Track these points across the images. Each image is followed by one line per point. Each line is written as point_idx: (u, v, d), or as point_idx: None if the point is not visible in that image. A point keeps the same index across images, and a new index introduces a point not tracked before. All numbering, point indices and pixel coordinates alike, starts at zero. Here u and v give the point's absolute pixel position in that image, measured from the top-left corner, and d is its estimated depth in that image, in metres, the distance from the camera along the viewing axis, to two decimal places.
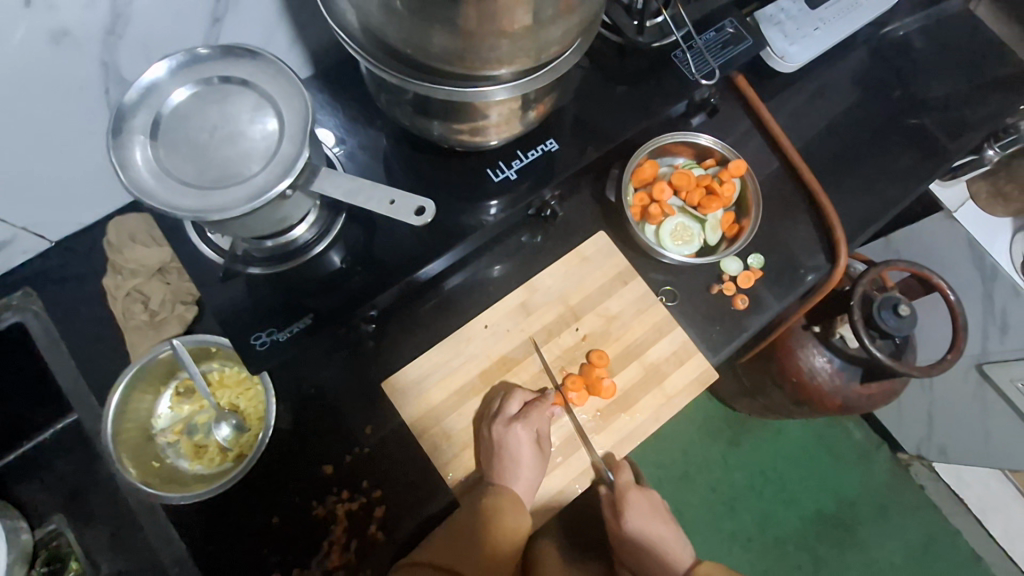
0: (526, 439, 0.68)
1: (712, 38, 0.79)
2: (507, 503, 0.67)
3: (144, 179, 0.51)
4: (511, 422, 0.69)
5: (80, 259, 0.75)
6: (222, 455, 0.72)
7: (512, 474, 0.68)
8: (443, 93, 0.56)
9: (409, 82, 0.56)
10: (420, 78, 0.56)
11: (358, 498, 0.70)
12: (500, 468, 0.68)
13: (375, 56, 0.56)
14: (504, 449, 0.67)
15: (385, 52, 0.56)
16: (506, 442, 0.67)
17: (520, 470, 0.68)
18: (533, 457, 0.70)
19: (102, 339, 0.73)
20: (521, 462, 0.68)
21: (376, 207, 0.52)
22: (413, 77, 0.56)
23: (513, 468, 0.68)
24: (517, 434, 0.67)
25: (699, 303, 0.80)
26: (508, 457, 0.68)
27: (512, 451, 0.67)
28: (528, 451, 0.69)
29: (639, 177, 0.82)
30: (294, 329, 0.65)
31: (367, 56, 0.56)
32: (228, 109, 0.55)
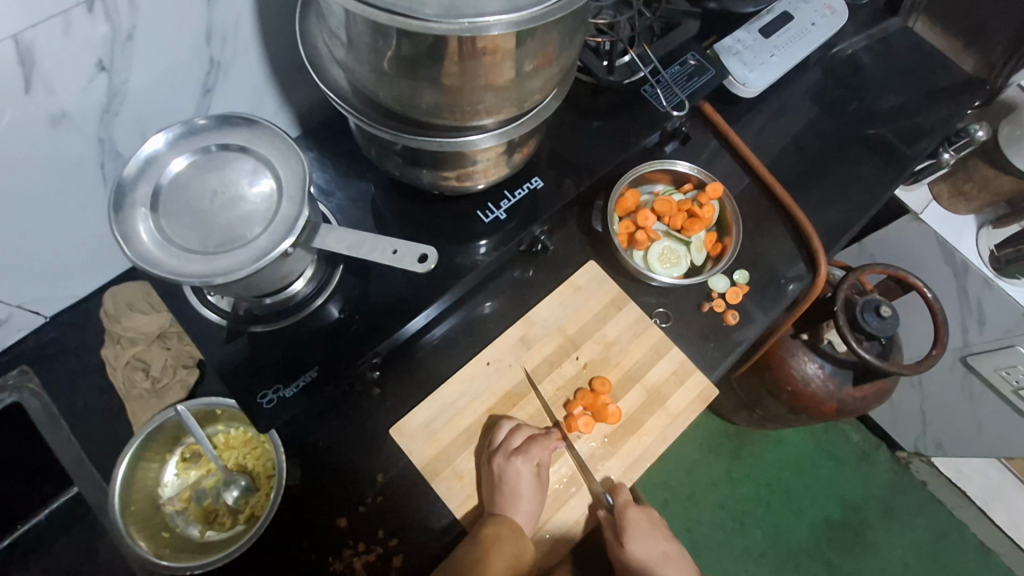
0: (528, 470, 0.68)
1: (678, 71, 0.84)
2: (505, 531, 0.66)
3: (148, 249, 0.52)
4: (512, 456, 0.68)
5: (75, 332, 0.74)
6: (233, 518, 0.71)
7: (512, 506, 0.67)
8: (432, 144, 0.59)
9: (402, 136, 0.59)
10: (411, 131, 0.59)
11: (374, 549, 0.69)
12: (505, 501, 0.67)
13: (368, 115, 0.59)
14: (504, 483, 0.67)
15: (376, 110, 0.59)
16: (505, 476, 0.67)
17: (520, 501, 0.68)
18: (535, 490, 0.69)
19: (103, 409, 0.72)
20: (522, 492, 0.68)
21: (379, 256, 0.54)
22: (404, 132, 0.59)
23: (513, 501, 0.67)
24: (516, 468, 0.67)
25: (692, 322, 0.82)
26: (509, 490, 0.67)
27: (512, 485, 0.67)
28: (528, 484, 0.69)
29: (622, 207, 0.84)
30: (300, 383, 0.65)
31: (358, 114, 0.59)
32: (227, 176, 0.57)
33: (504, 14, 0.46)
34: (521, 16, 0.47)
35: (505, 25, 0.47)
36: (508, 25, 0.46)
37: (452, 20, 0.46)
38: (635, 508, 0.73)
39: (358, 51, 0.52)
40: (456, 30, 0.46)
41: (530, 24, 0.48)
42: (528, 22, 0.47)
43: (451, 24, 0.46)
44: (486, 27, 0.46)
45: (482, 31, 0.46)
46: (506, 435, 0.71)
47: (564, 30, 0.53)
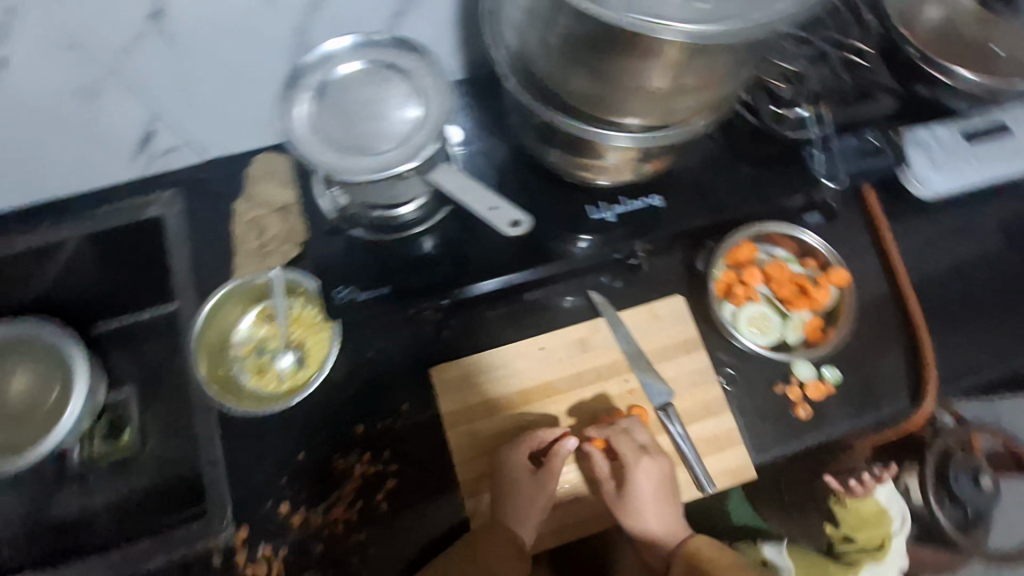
0: (526, 461, 0.70)
1: (852, 145, 0.78)
2: (500, 539, 0.67)
3: (298, 128, 0.59)
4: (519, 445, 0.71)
5: (220, 179, 0.85)
6: (277, 383, 0.76)
7: (509, 506, 0.68)
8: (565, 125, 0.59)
9: (542, 109, 0.58)
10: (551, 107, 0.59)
11: (375, 465, 0.73)
12: (505, 496, 0.68)
13: (521, 79, 0.60)
14: (504, 474, 0.69)
15: (526, 76, 0.60)
16: (505, 466, 0.69)
17: (518, 500, 0.68)
18: (536, 486, 0.69)
19: (216, 250, 0.82)
20: (521, 492, 0.68)
21: (478, 206, 0.57)
22: (547, 106, 0.59)
23: (511, 501, 0.68)
24: (513, 460, 0.70)
25: (756, 397, 0.77)
26: (507, 484, 0.69)
27: (511, 474, 0.69)
28: (528, 481, 0.69)
29: (733, 256, 0.79)
30: (374, 294, 0.71)
31: (514, 79, 0.59)
32: (382, 91, 0.62)
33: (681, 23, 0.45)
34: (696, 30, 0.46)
35: (679, 33, 0.45)
36: (681, 34, 0.45)
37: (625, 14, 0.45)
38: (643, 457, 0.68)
39: (533, 19, 0.54)
40: (626, 25, 0.45)
41: (703, 41, 0.46)
42: (701, 38, 0.46)
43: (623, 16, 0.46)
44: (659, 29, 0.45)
45: (654, 33, 0.45)
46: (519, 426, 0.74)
47: (736, 56, 0.51)
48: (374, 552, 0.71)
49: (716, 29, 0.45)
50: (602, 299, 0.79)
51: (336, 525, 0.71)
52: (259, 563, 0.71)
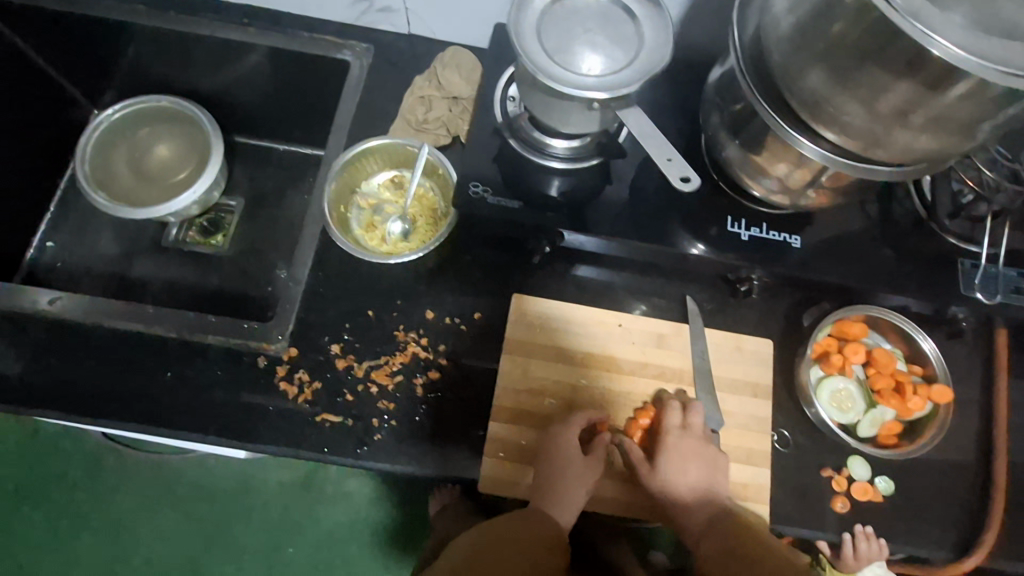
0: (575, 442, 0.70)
1: (1011, 277, 0.75)
2: (539, 518, 0.68)
3: (523, 21, 0.63)
4: (570, 427, 0.70)
5: (411, 54, 0.90)
6: (380, 242, 0.79)
7: (553, 488, 0.68)
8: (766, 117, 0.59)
9: (752, 93, 0.59)
10: (764, 97, 0.59)
11: (428, 352, 0.76)
12: (546, 473, 0.69)
13: (746, 59, 0.60)
14: (553, 454, 0.69)
15: (753, 59, 0.59)
16: (554, 446, 0.70)
17: (564, 483, 0.68)
18: (579, 469, 0.69)
19: (380, 111, 0.88)
20: (567, 473, 0.69)
21: (656, 153, 0.56)
22: (758, 92, 0.59)
23: (556, 481, 0.68)
24: (564, 441, 0.70)
25: (804, 471, 0.74)
26: (554, 465, 0.69)
27: (559, 456, 0.69)
28: (575, 469, 0.69)
29: (843, 328, 0.77)
30: (502, 202, 0.74)
31: (740, 58, 0.60)
32: (609, 25, 0.64)
33: (954, 42, 0.44)
34: (970, 58, 0.44)
35: (945, 52, 0.44)
36: (946, 52, 0.44)
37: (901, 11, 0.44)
38: (675, 434, 0.71)
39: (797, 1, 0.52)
40: (904, 26, 0.44)
41: (969, 71, 0.44)
42: (969, 67, 0.44)
43: (905, 17, 0.44)
44: (927, 40, 0.44)
45: (920, 41, 0.44)
46: (573, 392, 0.75)
47: (981, 115, 0.50)
48: (394, 426, 0.72)
49: (986, 62, 0.43)
50: (694, 308, 0.79)
51: (370, 386, 0.73)
52: (292, 384, 0.73)
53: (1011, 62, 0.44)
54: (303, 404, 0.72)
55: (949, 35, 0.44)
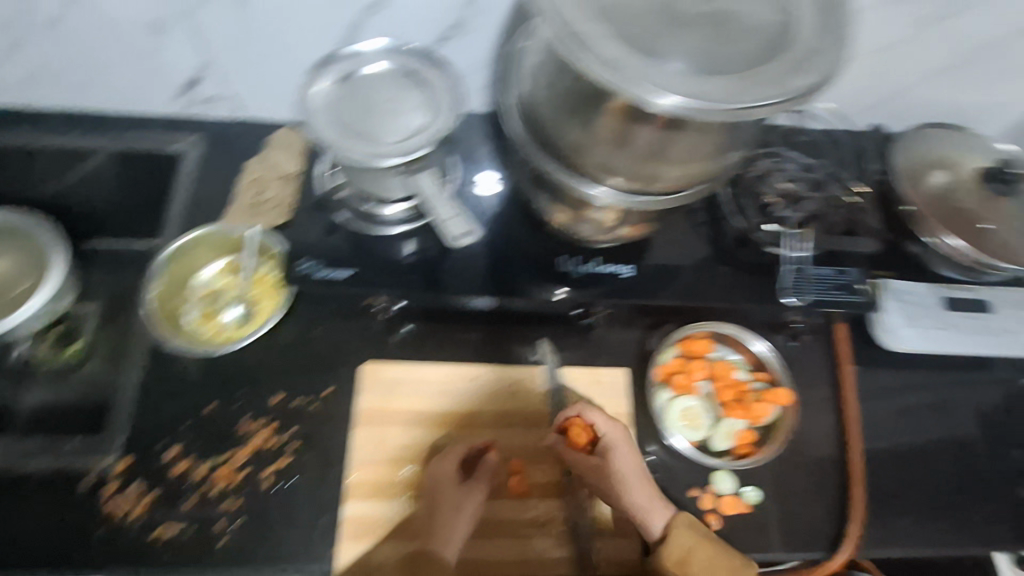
0: (450, 474, 0.70)
1: (827, 276, 0.79)
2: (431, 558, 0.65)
3: (313, 103, 0.64)
4: (441, 462, 0.71)
5: (248, 138, 0.91)
6: (216, 332, 0.77)
7: (439, 522, 0.67)
8: (546, 167, 0.60)
9: (531, 150, 0.60)
10: (545, 151, 0.59)
11: (274, 439, 0.72)
12: (433, 518, 0.67)
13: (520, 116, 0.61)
14: (433, 493, 0.69)
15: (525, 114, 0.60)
16: (432, 482, 0.70)
17: (453, 515, 0.67)
18: (470, 498, 0.69)
19: (217, 196, 0.87)
20: (450, 504, 0.68)
21: (439, 212, 0.64)
22: (537, 148, 0.60)
23: (439, 514, 0.67)
24: (440, 472, 0.70)
25: (673, 495, 0.74)
26: (435, 499, 0.68)
27: (437, 489, 0.69)
28: (467, 499, 0.69)
29: (687, 346, 0.80)
30: (331, 274, 0.73)
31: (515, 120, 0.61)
32: (401, 93, 0.67)
33: (671, 97, 0.44)
34: (688, 102, 0.44)
35: (668, 104, 0.44)
36: (668, 107, 0.44)
37: (612, 71, 0.44)
38: (602, 423, 0.71)
39: (545, 65, 0.57)
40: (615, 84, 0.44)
41: (691, 114, 0.45)
42: (687, 109, 0.44)
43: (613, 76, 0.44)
44: (648, 99, 0.44)
45: (643, 101, 0.44)
46: (433, 448, 0.74)
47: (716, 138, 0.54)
48: (240, 526, 0.67)
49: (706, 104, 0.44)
50: (549, 348, 0.79)
51: (212, 487, 0.69)
52: (122, 500, 0.68)
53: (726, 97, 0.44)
54: (137, 520, 0.67)
55: (665, 90, 0.44)
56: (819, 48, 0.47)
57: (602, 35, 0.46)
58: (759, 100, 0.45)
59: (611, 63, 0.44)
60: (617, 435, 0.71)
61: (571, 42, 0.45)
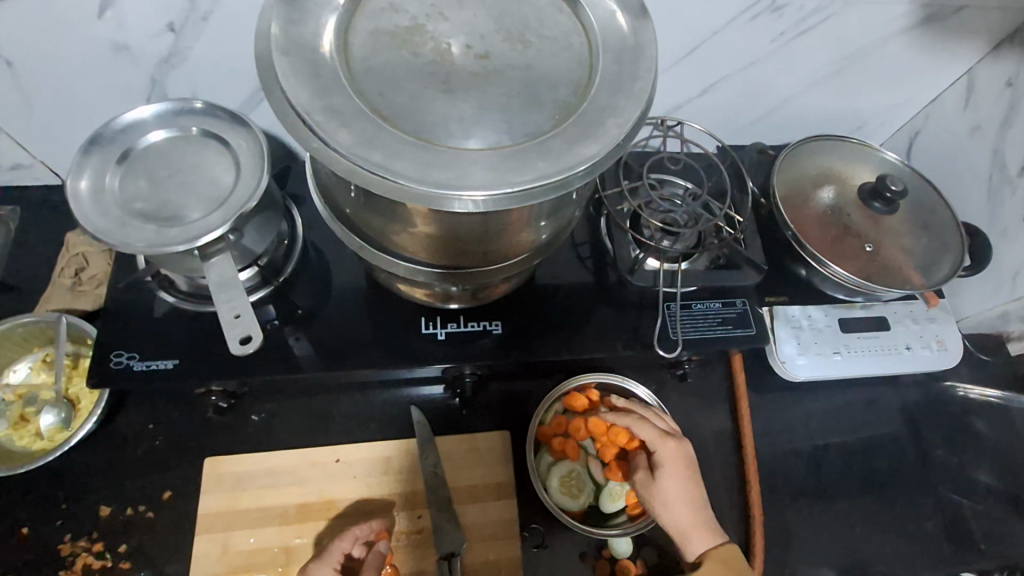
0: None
1: (713, 309, 0.74)
2: None
3: (83, 195, 0.55)
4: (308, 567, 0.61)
5: (73, 203, 0.80)
6: (34, 440, 0.67)
7: None
8: (358, 245, 0.54)
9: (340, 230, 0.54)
10: (351, 230, 0.53)
11: (105, 559, 0.63)
12: None
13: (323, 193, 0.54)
14: None
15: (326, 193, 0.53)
16: None
17: None
18: None
19: (37, 276, 0.76)
20: None
21: (222, 310, 0.52)
22: (347, 229, 0.53)
23: None
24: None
25: (562, 568, 0.68)
26: None
27: None
28: None
29: (570, 402, 0.71)
30: (152, 365, 0.64)
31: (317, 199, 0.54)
32: (197, 163, 0.59)
33: (468, 189, 0.37)
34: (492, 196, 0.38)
35: (473, 201, 0.38)
36: (474, 205, 0.37)
37: (375, 167, 0.37)
38: (669, 441, 0.64)
39: None
40: (404, 189, 0.37)
41: (501, 207, 0.39)
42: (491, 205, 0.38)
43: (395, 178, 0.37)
44: (444, 199, 0.37)
45: (441, 204, 0.38)
46: (290, 552, 0.65)
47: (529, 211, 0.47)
48: None
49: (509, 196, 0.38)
50: (421, 416, 0.72)
51: None
52: None
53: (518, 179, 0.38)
54: None
55: (464, 184, 0.37)
56: (614, 106, 0.41)
57: (354, 120, 0.38)
58: (552, 176, 0.38)
59: (368, 159, 0.37)
60: (670, 457, 0.63)
61: (322, 141, 0.38)
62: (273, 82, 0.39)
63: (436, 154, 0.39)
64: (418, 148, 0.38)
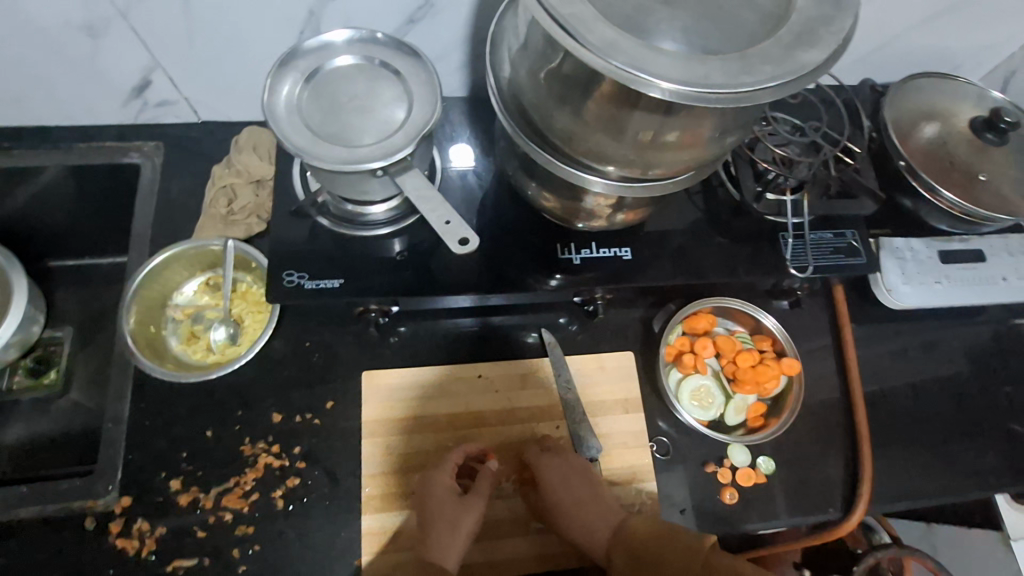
0: (449, 485, 0.68)
1: (826, 239, 0.78)
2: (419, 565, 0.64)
3: (278, 107, 0.59)
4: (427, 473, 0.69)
5: (210, 140, 0.85)
6: (206, 353, 0.73)
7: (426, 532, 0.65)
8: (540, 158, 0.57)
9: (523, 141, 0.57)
10: (534, 142, 0.57)
11: (281, 459, 0.69)
12: (422, 526, 0.66)
13: (504, 110, 0.57)
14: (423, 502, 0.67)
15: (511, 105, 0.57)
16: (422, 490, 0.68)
17: (438, 522, 0.65)
18: (462, 505, 0.67)
19: (185, 208, 0.81)
20: (437, 511, 0.66)
21: (434, 217, 0.57)
22: (531, 142, 0.57)
23: (427, 523, 0.65)
24: (428, 481, 0.68)
25: (688, 473, 0.75)
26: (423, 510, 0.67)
27: (426, 500, 0.67)
28: (453, 506, 0.67)
29: (691, 324, 0.79)
30: (321, 284, 0.69)
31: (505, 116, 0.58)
32: (374, 90, 0.63)
33: (667, 79, 0.41)
34: (688, 91, 0.42)
35: (665, 90, 0.41)
36: (667, 92, 0.41)
37: (609, 58, 0.41)
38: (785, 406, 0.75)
39: (528, 49, 0.53)
40: (612, 72, 0.41)
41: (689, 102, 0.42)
42: (685, 98, 0.42)
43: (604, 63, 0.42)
44: (643, 83, 0.41)
45: (637, 87, 0.41)
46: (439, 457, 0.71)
47: (715, 122, 0.51)
48: (257, 551, 0.66)
49: (706, 90, 0.41)
50: (550, 338, 0.78)
51: (222, 515, 0.67)
52: (130, 538, 0.65)
53: (725, 79, 0.42)
54: (148, 558, 0.65)
55: (662, 74, 0.41)
56: (827, 16, 0.44)
57: (594, 23, 0.42)
58: (755, 84, 0.42)
59: (597, 47, 0.41)
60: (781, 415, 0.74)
61: (561, 28, 0.42)
62: None
63: (649, 49, 0.42)
64: (635, 43, 0.42)
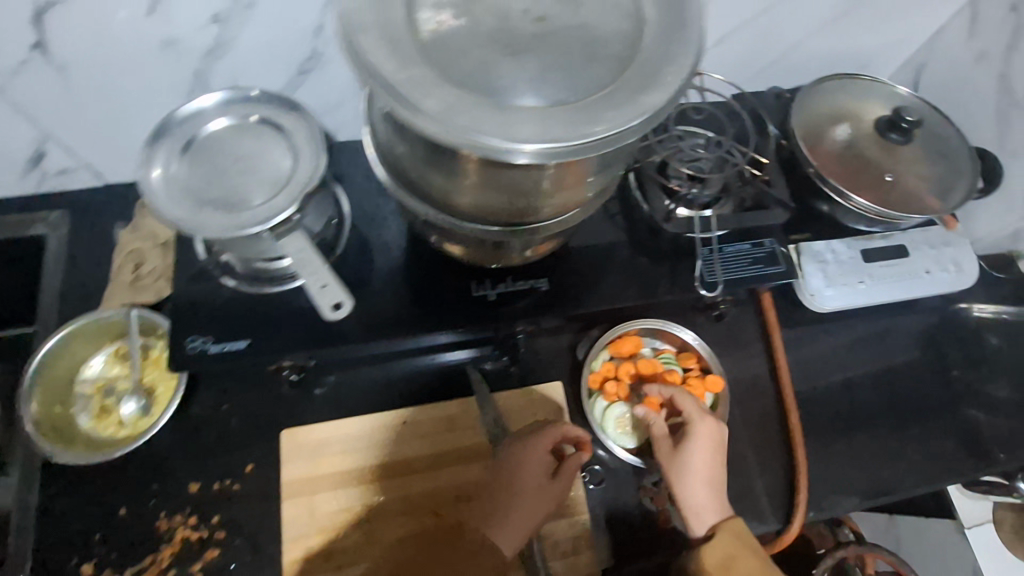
0: (541, 460, 0.66)
1: (745, 250, 0.77)
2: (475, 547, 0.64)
3: (155, 181, 0.58)
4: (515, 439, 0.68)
5: (119, 203, 0.83)
6: (117, 428, 0.71)
7: (508, 494, 0.64)
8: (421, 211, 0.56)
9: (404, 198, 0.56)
10: (415, 197, 0.56)
11: (199, 530, 0.68)
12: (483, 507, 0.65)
13: (383, 164, 0.56)
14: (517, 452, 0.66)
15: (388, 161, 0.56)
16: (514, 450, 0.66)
17: (521, 490, 0.64)
18: (546, 490, 0.65)
19: (96, 276, 0.79)
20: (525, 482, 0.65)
21: (309, 280, 0.58)
22: (409, 196, 0.56)
23: (516, 486, 0.64)
24: (515, 449, 0.66)
25: (622, 501, 0.74)
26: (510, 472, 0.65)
27: (523, 463, 0.65)
28: (541, 479, 0.65)
29: (615, 348, 0.78)
30: (224, 347, 0.67)
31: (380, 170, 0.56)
32: (256, 149, 0.61)
33: (528, 142, 0.40)
34: (553, 149, 0.41)
35: (531, 153, 0.41)
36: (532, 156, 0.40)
37: (465, 130, 0.40)
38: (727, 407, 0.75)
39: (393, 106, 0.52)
40: (471, 144, 0.40)
41: (560, 158, 0.42)
42: (552, 156, 0.41)
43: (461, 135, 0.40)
44: (502, 149, 0.40)
45: (500, 154, 0.41)
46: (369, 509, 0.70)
47: (585, 164, 0.50)
48: None
49: (570, 146, 0.41)
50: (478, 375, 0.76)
51: None
52: None
53: (582, 132, 0.41)
54: None
55: (523, 137, 0.40)
56: (670, 56, 0.44)
57: (437, 90, 0.41)
58: (611, 129, 0.41)
59: (444, 118, 0.40)
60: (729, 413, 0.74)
61: (401, 101, 0.41)
62: (355, 56, 0.42)
63: (502, 111, 0.41)
64: (486, 107, 0.41)
